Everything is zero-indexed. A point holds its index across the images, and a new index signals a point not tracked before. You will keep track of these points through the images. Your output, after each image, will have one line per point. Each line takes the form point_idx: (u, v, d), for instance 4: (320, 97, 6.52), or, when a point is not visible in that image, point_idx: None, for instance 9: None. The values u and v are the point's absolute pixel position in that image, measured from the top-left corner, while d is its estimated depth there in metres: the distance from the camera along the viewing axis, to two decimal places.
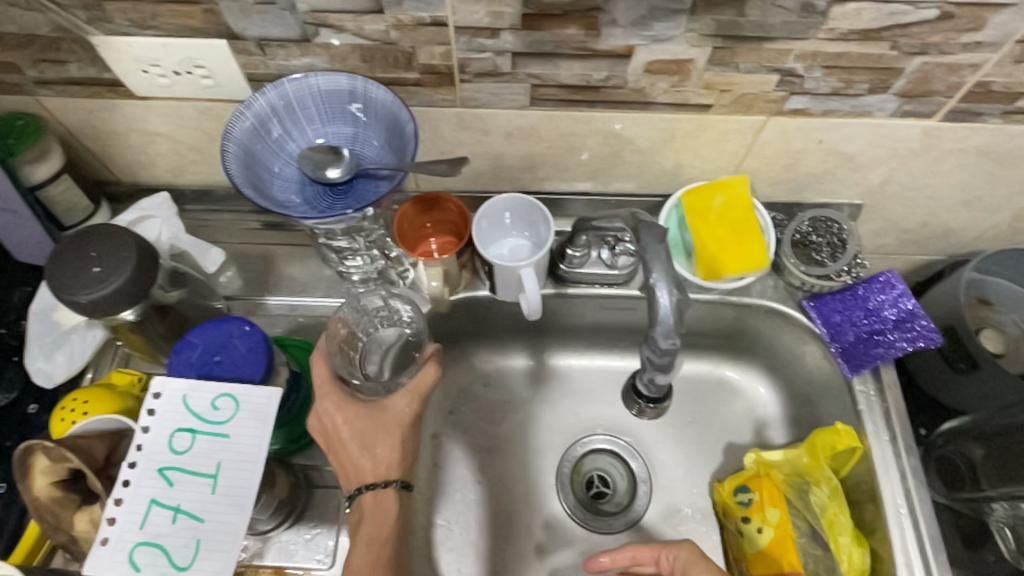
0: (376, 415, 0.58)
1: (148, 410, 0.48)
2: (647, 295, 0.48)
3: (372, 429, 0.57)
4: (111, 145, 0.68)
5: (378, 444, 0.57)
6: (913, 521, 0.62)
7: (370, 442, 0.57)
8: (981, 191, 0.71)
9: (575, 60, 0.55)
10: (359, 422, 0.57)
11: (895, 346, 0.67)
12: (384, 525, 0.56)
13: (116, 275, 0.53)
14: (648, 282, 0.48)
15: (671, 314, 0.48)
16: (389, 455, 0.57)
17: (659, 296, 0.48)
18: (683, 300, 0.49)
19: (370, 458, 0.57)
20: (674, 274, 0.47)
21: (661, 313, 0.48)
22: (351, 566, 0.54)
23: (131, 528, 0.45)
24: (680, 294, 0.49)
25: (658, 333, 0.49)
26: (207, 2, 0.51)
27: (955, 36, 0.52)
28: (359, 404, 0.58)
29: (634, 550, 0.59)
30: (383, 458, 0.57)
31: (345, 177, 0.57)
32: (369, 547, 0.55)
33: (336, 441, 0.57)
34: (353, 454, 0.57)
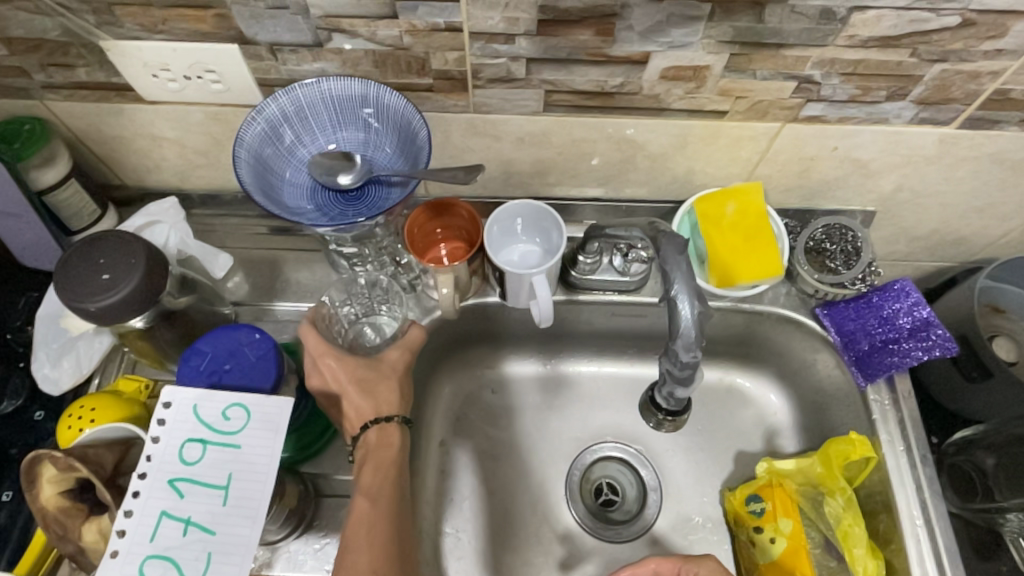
0: (371, 363, 0.60)
1: (158, 420, 0.48)
2: (668, 306, 0.47)
3: (370, 373, 0.60)
4: (118, 149, 0.67)
5: (377, 388, 0.60)
6: (929, 533, 0.61)
7: (368, 382, 0.60)
8: (996, 198, 0.70)
9: (590, 67, 0.54)
10: (356, 367, 0.60)
11: (911, 355, 0.66)
12: (391, 453, 0.58)
13: (126, 282, 0.52)
14: (669, 293, 0.47)
15: (693, 327, 0.47)
16: (389, 394, 0.60)
17: (680, 309, 0.47)
18: (706, 311, 0.48)
19: (371, 400, 0.59)
20: (695, 285, 0.47)
21: (683, 326, 0.47)
22: (361, 489, 0.55)
23: (141, 540, 0.44)
24: (701, 306, 0.47)
25: (680, 346, 0.47)
26: (218, 7, 0.50)
27: (976, 43, 0.51)
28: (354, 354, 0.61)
29: (656, 563, 0.57)
30: (383, 398, 0.60)
31: (357, 184, 0.56)
32: (379, 472, 0.56)
33: (335, 388, 0.59)
34: (354, 397, 0.59)
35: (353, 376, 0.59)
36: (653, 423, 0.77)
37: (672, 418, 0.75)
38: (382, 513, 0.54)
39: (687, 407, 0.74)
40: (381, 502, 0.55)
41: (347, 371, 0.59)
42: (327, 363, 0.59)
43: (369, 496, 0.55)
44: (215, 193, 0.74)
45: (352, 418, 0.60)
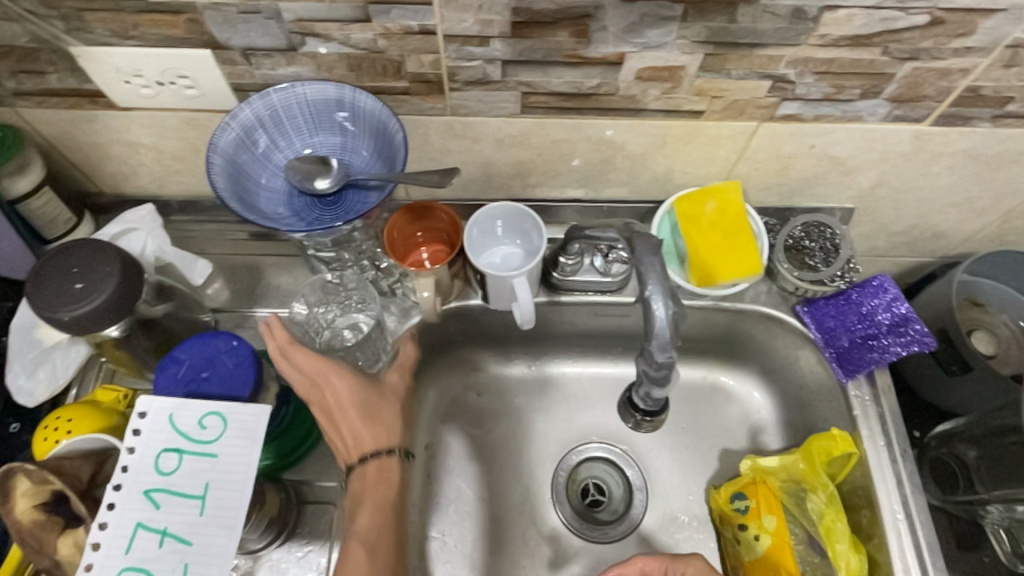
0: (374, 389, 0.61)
1: (132, 430, 0.47)
2: (642, 307, 0.47)
3: (373, 399, 0.60)
4: (93, 156, 0.66)
5: (379, 417, 0.60)
6: (910, 526, 0.61)
7: (370, 408, 0.60)
8: (972, 193, 0.71)
9: (566, 68, 0.54)
10: (360, 394, 0.59)
11: (889, 350, 0.67)
12: (390, 490, 0.57)
13: (99, 291, 0.51)
14: (643, 294, 0.47)
15: (666, 326, 0.47)
16: (390, 423, 0.60)
17: (655, 310, 0.47)
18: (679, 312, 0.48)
19: (375, 429, 0.59)
20: (669, 286, 0.46)
21: (658, 327, 0.47)
22: (357, 532, 0.54)
23: (116, 553, 0.43)
24: (675, 306, 0.47)
25: (655, 346, 0.47)
26: (189, 12, 0.49)
27: (945, 42, 0.51)
28: (354, 378, 0.60)
29: (644, 562, 0.57)
30: (384, 429, 0.60)
31: (334, 188, 0.56)
32: (379, 506, 0.56)
33: (337, 416, 0.58)
34: (354, 422, 0.58)
35: (355, 399, 0.59)
36: (630, 423, 0.77)
37: (649, 418, 0.74)
38: (378, 564, 0.53)
39: (665, 407, 0.73)
40: (377, 551, 0.54)
41: (349, 393, 0.58)
42: (330, 386, 0.58)
43: (366, 544, 0.54)
44: (194, 199, 0.73)
45: (348, 448, 0.58)
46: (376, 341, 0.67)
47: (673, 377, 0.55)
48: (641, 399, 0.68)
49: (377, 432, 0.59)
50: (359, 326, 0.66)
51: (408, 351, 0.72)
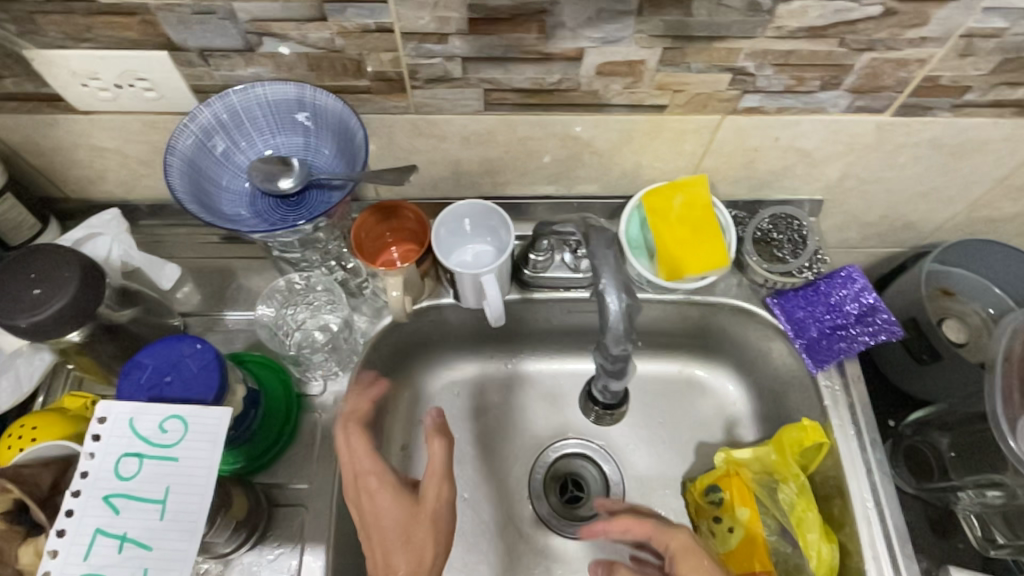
0: (413, 507, 0.55)
1: (92, 435, 0.47)
2: (597, 300, 0.47)
3: (414, 521, 0.55)
4: (56, 162, 0.66)
5: (416, 541, 0.54)
6: (879, 514, 0.62)
7: (410, 529, 0.54)
8: (938, 182, 0.72)
9: (526, 64, 0.54)
10: (397, 510, 0.55)
11: (857, 340, 0.67)
12: None
13: (58, 296, 0.51)
14: (598, 288, 0.47)
15: (620, 320, 0.46)
16: (422, 552, 0.54)
17: (608, 303, 0.47)
18: (634, 305, 0.48)
19: (405, 555, 0.53)
20: (622, 279, 0.46)
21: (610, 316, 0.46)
22: None
23: (74, 560, 0.43)
24: (629, 299, 0.47)
25: (609, 340, 0.47)
26: (143, 13, 0.49)
27: (901, 32, 0.52)
28: (400, 489, 0.56)
29: (631, 521, 0.59)
30: (415, 556, 0.53)
31: (297, 188, 0.55)
32: None
33: (373, 530, 0.55)
34: (389, 541, 0.54)
35: (394, 517, 0.55)
36: (591, 417, 0.78)
37: (609, 411, 0.75)
38: None
39: (624, 399, 0.74)
40: None
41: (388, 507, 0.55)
42: (372, 495, 0.56)
43: None
44: (162, 203, 0.72)
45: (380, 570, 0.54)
46: (348, 343, 0.67)
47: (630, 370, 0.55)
48: (600, 390, 0.69)
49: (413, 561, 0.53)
50: (329, 327, 0.67)
51: (377, 355, 0.71)
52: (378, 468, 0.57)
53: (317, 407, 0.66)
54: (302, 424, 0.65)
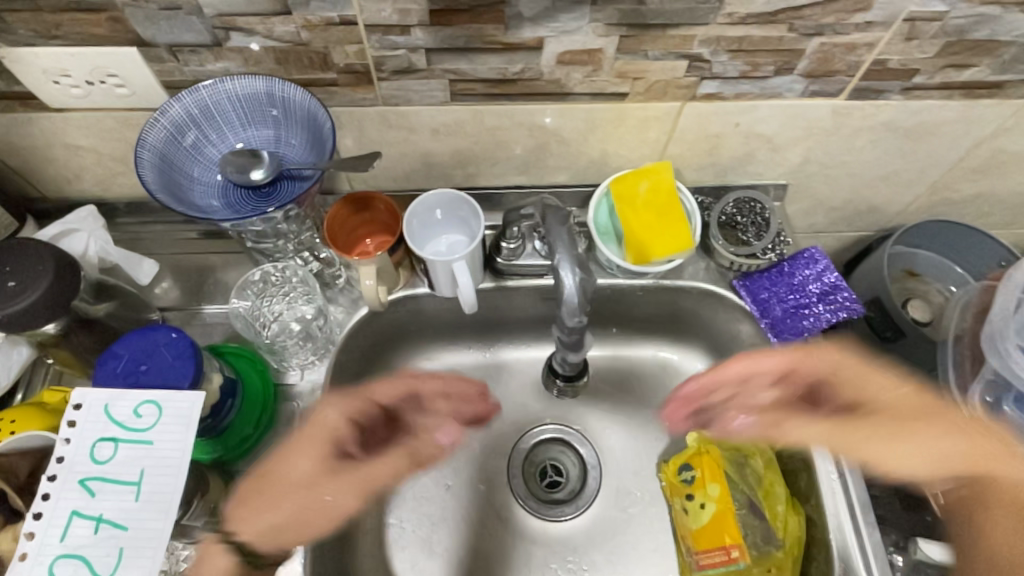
0: (306, 488, 0.57)
1: (68, 421, 0.48)
2: (553, 275, 0.52)
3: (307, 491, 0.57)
4: (32, 161, 0.66)
5: (275, 504, 0.56)
6: (843, 485, 0.64)
7: (306, 514, 0.57)
8: (898, 166, 0.74)
9: (488, 54, 0.56)
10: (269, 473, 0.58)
11: (822, 317, 0.69)
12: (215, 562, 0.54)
13: (33, 288, 0.52)
14: (553, 263, 0.52)
15: (575, 293, 0.52)
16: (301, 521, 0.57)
17: (563, 278, 0.51)
18: (588, 280, 0.52)
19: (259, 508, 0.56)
20: (576, 255, 0.51)
21: (567, 292, 0.52)
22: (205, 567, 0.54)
23: (51, 541, 0.44)
24: (584, 274, 0.52)
25: (563, 311, 0.52)
26: (111, 10, 0.50)
27: (846, 17, 0.54)
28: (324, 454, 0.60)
29: (706, 376, 0.64)
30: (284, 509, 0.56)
31: (268, 179, 0.56)
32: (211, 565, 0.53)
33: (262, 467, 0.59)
34: (270, 503, 0.57)
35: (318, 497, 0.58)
36: (552, 391, 0.79)
37: (568, 384, 0.76)
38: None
39: (583, 371, 0.75)
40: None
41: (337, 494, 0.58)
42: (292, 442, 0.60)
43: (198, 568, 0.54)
44: (139, 200, 0.73)
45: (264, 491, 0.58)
46: (322, 332, 0.69)
47: (588, 341, 0.61)
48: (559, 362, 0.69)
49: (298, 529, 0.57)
50: (305, 317, 0.69)
51: (354, 347, 0.72)
52: (335, 433, 0.61)
53: (295, 396, 0.67)
54: (280, 414, 0.66)
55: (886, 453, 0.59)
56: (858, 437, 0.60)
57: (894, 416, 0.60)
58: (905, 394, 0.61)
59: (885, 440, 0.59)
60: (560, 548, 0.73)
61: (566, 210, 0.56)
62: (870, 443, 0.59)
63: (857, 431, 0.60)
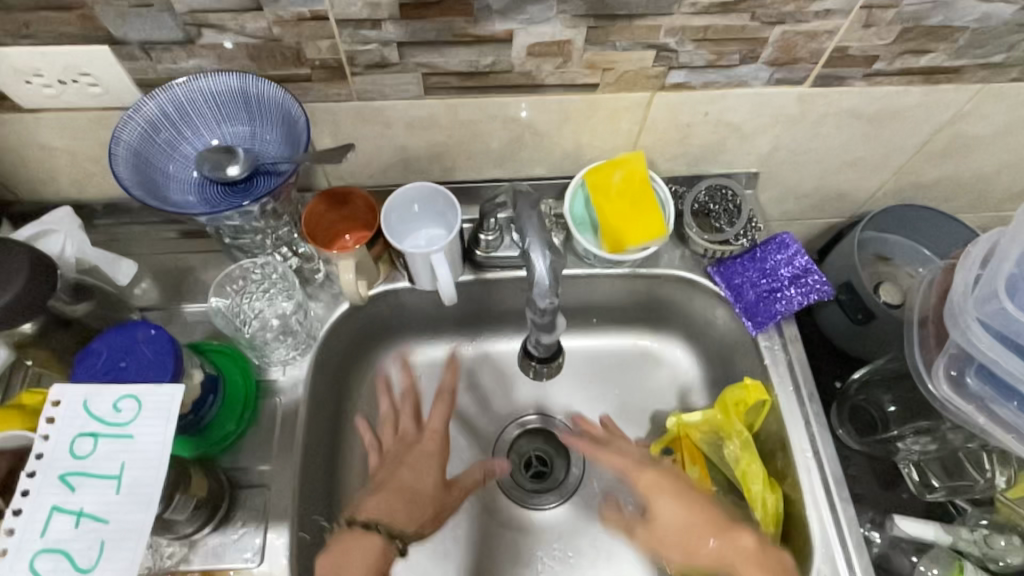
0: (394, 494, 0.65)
1: (46, 418, 0.48)
2: (525, 259, 0.54)
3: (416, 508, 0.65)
4: (5, 163, 0.66)
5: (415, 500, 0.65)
6: (818, 462, 0.66)
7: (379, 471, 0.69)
8: (864, 152, 0.75)
9: (459, 47, 0.57)
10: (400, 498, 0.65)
11: (794, 300, 0.71)
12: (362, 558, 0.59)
13: (9, 287, 0.52)
14: (525, 247, 0.54)
15: (547, 276, 0.54)
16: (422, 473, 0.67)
17: (535, 261, 0.54)
18: (559, 262, 0.54)
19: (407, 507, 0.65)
20: (544, 237, 0.54)
21: (539, 277, 0.54)
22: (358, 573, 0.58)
23: (31, 536, 0.44)
24: (554, 256, 0.54)
25: (536, 293, 0.54)
26: (81, 8, 0.51)
27: (806, 5, 0.56)
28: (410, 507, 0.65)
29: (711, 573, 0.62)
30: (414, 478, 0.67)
31: (244, 174, 0.57)
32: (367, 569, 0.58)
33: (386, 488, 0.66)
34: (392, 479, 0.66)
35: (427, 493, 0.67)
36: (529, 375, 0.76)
37: (545, 365, 0.72)
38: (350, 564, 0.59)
39: (559, 351, 0.72)
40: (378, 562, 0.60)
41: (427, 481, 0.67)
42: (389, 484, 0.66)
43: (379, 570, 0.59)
44: (116, 202, 0.73)
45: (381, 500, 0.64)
46: (302, 325, 0.69)
47: (560, 322, 0.62)
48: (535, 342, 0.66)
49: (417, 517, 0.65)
50: (285, 313, 0.69)
51: (336, 343, 0.72)
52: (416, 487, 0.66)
53: (277, 391, 0.67)
54: (261, 410, 0.66)
55: (676, 530, 0.64)
56: (670, 541, 0.64)
57: (688, 522, 0.63)
58: (707, 507, 0.64)
59: (674, 551, 0.63)
60: (546, 537, 0.73)
61: (536, 197, 0.58)
62: (680, 536, 0.63)
63: (661, 497, 0.65)
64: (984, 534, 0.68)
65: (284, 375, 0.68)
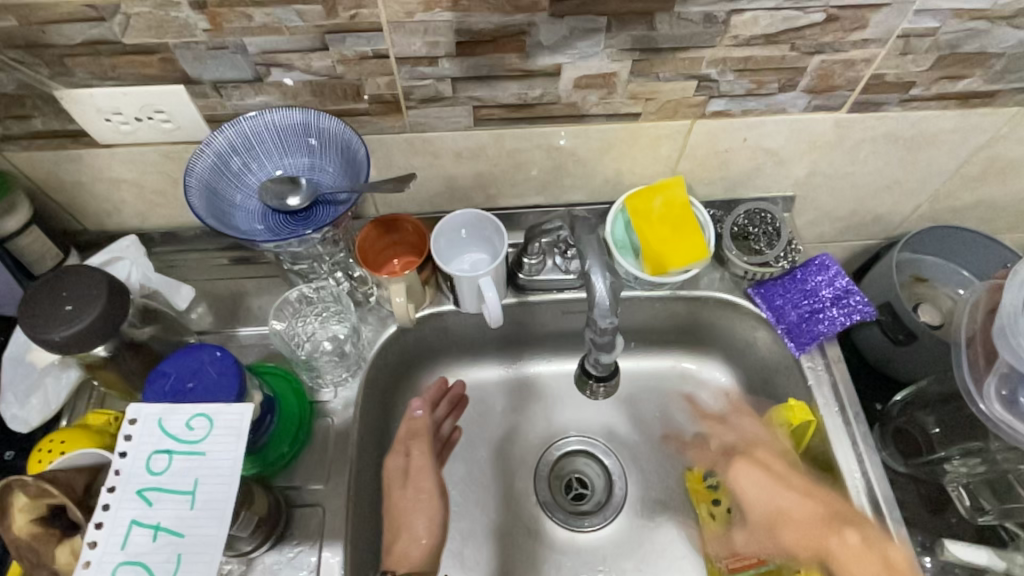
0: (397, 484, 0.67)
1: (124, 436, 0.50)
2: (586, 281, 0.56)
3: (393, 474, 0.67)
4: (78, 194, 0.70)
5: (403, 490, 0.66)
6: (867, 484, 0.66)
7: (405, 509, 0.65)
8: (899, 174, 0.76)
9: (509, 81, 0.60)
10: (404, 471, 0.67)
11: (837, 320, 0.71)
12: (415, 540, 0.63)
13: (88, 311, 0.55)
14: (585, 270, 0.56)
15: (607, 297, 0.56)
16: (397, 477, 0.67)
17: (595, 282, 0.56)
18: (616, 284, 0.56)
19: (406, 494, 0.66)
20: (605, 260, 0.56)
21: (599, 296, 0.56)
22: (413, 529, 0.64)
23: (113, 549, 0.46)
24: (613, 278, 0.56)
25: (597, 314, 0.56)
26: (163, 51, 0.54)
27: (844, 35, 0.58)
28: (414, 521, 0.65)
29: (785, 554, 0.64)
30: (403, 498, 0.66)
31: (305, 204, 0.60)
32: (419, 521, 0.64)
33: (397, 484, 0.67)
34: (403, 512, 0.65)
35: (439, 521, 0.65)
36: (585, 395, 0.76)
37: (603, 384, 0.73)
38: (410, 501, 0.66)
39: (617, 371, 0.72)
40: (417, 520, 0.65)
41: (429, 505, 0.65)
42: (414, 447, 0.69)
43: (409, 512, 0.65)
44: (175, 230, 0.77)
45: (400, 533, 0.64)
46: (355, 349, 0.71)
47: (620, 342, 0.64)
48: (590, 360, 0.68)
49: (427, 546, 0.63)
50: (338, 337, 0.71)
51: (383, 364, 0.74)
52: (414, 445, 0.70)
53: (329, 412, 0.69)
54: (314, 430, 0.68)
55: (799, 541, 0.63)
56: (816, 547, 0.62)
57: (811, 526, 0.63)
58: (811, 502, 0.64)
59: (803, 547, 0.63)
60: (590, 559, 0.73)
61: (594, 222, 0.60)
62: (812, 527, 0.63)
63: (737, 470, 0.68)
64: None
65: (339, 400, 0.69)
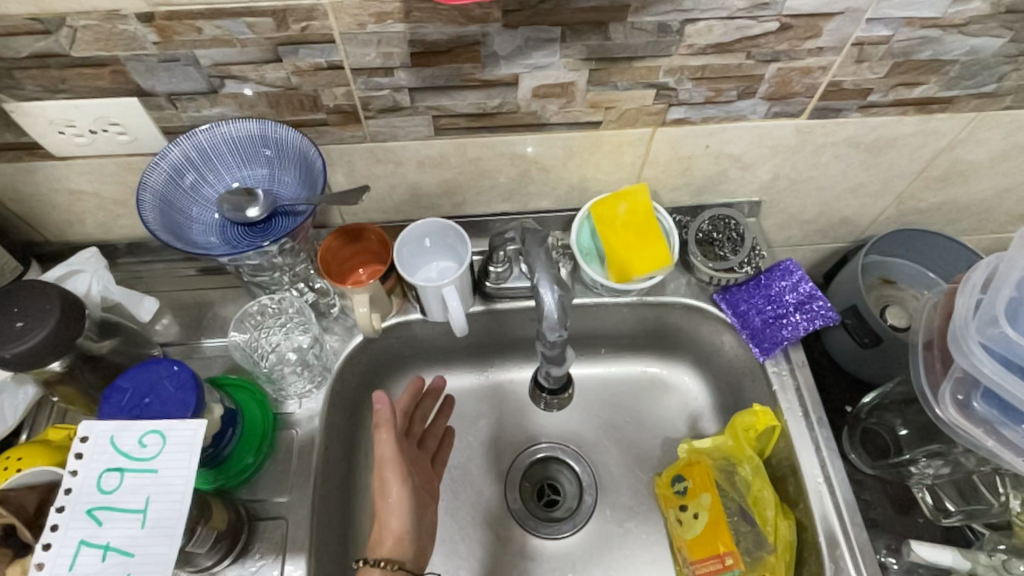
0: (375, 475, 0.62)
1: (75, 454, 0.50)
2: (534, 294, 0.56)
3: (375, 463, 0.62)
4: (36, 206, 0.69)
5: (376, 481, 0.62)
6: (829, 488, 0.66)
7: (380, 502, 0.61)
8: (863, 178, 0.77)
9: (467, 91, 0.60)
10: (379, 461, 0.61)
11: (800, 326, 0.72)
12: (389, 529, 0.60)
13: (40, 328, 0.54)
14: (534, 283, 0.56)
15: (556, 310, 0.56)
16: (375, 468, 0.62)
17: (543, 295, 0.56)
18: (566, 297, 0.57)
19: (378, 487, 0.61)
20: (552, 273, 0.56)
21: (547, 311, 0.56)
22: (387, 521, 0.60)
23: (61, 570, 0.46)
24: (561, 292, 0.56)
25: (545, 327, 0.56)
26: (113, 64, 0.54)
27: (799, 44, 0.58)
28: (390, 509, 0.60)
29: None
30: (378, 486, 0.61)
31: (263, 215, 0.59)
32: (391, 513, 0.60)
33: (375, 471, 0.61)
34: (379, 500, 0.61)
35: (409, 510, 0.60)
36: (540, 406, 0.82)
37: (555, 397, 0.78)
38: (381, 492, 0.61)
39: (568, 385, 0.78)
40: (388, 512, 0.60)
41: (398, 497, 0.60)
42: (381, 436, 0.61)
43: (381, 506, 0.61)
44: (138, 241, 0.76)
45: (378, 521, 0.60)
46: (319, 359, 0.71)
47: (569, 354, 0.65)
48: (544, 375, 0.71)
49: (403, 538, 0.60)
50: (301, 347, 0.72)
51: (349, 374, 0.74)
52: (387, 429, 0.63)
53: (293, 424, 0.68)
54: (278, 442, 0.68)
55: None
56: None
57: None
58: None
59: None
60: (560, 566, 0.73)
61: (544, 234, 0.61)
62: None
63: None
64: (1003, 559, 0.66)
65: (303, 413, 0.69)
